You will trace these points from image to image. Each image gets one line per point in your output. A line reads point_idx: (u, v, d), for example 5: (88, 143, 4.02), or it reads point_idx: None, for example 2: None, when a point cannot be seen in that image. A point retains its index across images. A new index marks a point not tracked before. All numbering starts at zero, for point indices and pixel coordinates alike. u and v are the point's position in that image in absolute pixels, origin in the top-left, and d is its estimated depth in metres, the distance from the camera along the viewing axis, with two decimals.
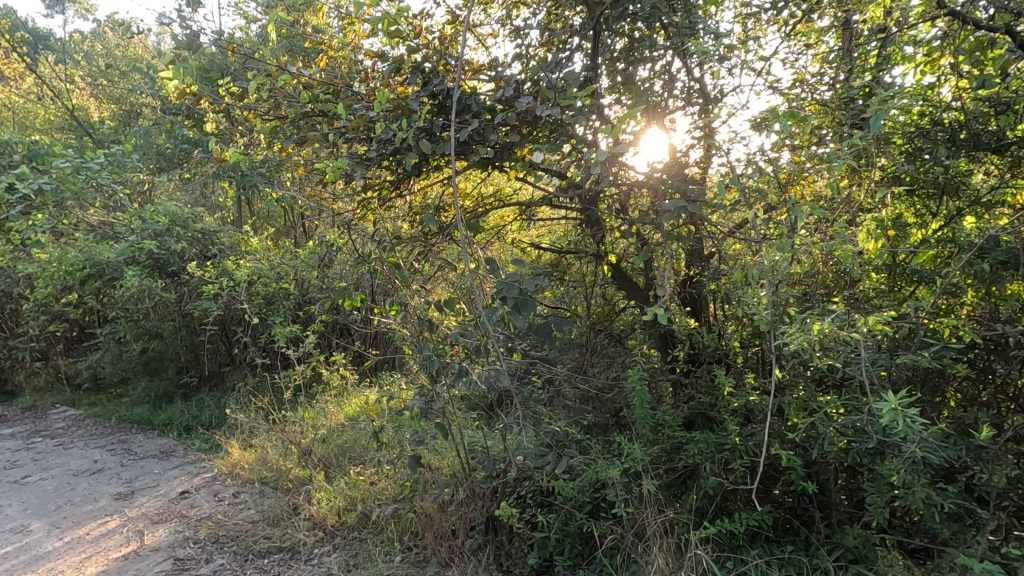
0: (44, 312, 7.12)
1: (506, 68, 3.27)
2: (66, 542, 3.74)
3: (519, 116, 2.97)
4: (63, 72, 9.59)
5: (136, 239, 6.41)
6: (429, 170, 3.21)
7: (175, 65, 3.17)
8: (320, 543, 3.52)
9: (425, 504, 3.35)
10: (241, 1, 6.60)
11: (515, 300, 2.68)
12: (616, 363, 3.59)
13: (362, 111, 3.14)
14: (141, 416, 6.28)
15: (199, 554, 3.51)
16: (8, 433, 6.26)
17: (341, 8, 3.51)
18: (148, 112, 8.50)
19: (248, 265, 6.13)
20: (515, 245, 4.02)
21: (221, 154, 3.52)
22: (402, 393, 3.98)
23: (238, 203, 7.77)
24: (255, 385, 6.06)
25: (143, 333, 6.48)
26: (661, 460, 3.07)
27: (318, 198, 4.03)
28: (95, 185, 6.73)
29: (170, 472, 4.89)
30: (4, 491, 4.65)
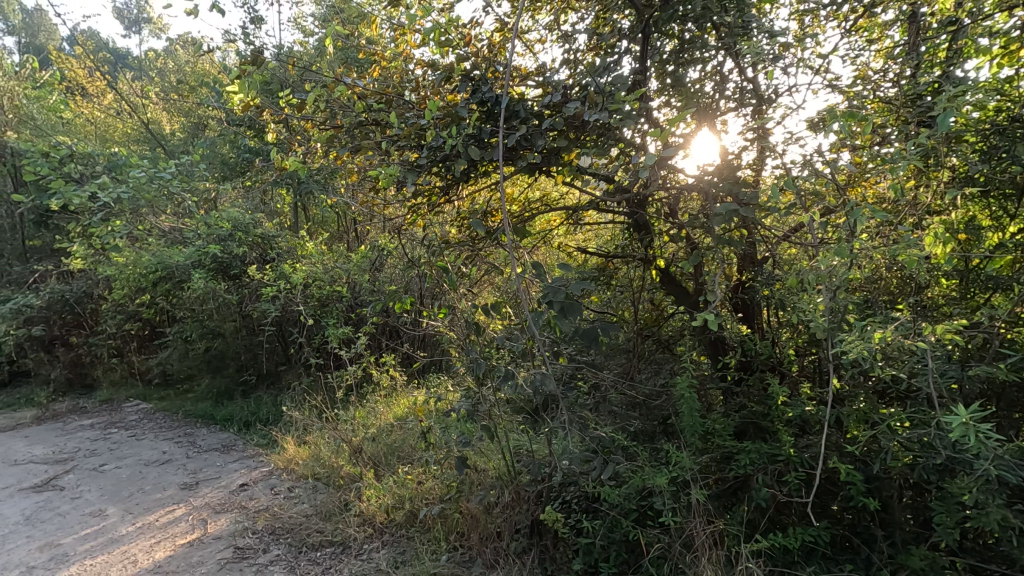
0: (120, 311, 7.65)
1: (553, 73, 3.29)
2: (138, 527, 3.99)
3: (567, 120, 2.98)
4: (139, 88, 10.27)
5: (203, 244, 6.80)
6: (477, 176, 3.26)
7: (241, 79, 3.36)
8: (370, 539, 3.62)
9: (471, 505, 3.39)
10: (300, 16, 6.91)
11: (561, 304, 2.67)
12: (664, 369, 3.53)
13: (413, 119, 3.24)
14: (205, 411, 6.63)
15: (257, 544, 3.67)
16: (88, 424, 6.75)
17: (393, 20, 3.62)
18: (214, 124, 9.01)
19: (304, 268, 6.39)
20: (561, 249, 4.02)
21: (283, 163, 3.76)
22: (449, 395, 4.04)
23: (295, 209, 8.10)
24: (309, 384, 6.30)
25: (207, 332, 6.86)
26: (710, 470, 2.99)
27: (370, 203, 4.16)
28: (166, 193, 7.18)
29: (231, 465, 5.14)
30: (84, 477, 5.02)
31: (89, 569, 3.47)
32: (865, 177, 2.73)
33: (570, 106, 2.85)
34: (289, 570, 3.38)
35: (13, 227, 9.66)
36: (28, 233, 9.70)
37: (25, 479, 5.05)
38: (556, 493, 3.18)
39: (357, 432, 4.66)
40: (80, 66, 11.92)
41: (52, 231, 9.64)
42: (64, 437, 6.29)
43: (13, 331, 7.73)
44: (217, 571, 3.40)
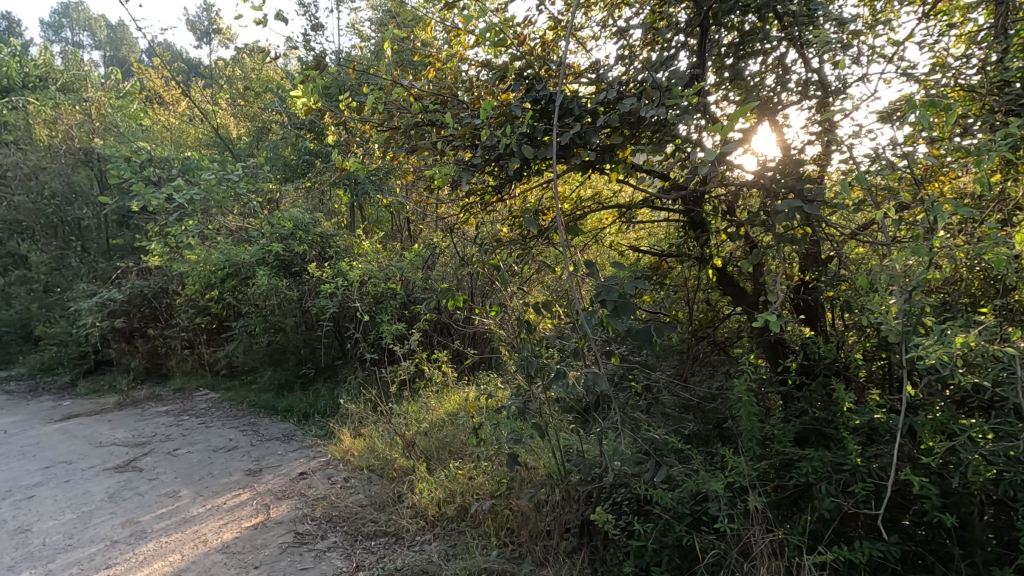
0: (192, 306, 8.13)
1: (607, 69, 3.26)
2: (208, 509, 4.24)
3: (622, 117, 2.94)
4: (210, 95, 10.86)
5: (267, 242, 7.14)
6: (530, 175, 3.26)
7: (304, 84, 3.51)
8: (422, 531, 3.70)
9: (521, 502, 3.40)
10: (357, 22, 7.14)
11: (615, 304, 2.64)
12: (719, 371, 3.43)
13: (467, 119, 3.28)
14: (267, 402, 6.96)
15: (316, 531, 3.83)
16: (163, 411, 7.22)
17: (447, 22, 3.68)
18: (277, 128, 9.44)
19: (361, 266, 6.61)
20: (612, 247, 3.98)
21: (342, 164, 3.90)
22: (500, 393, 4.08)
23: (352, 209, 8.36)
24: (365, 378, 6.50)
25: (269, 327, 7.18)
26: (769, 477, 2.89)
27: (425, 203, 4.25)
28: (234, 194, 7.58)
29: (292, 454, 5.38)
30: (160, 460, 5.38)
31: (165, 546, 3.71)
32: (943, 171, 2.57)
33: (626, 102, 2.81)
34: (345, 557, 3.51)
35: (99, 227, 10.43)
36: (112, 232, 10.45)
37: (109, 460, 5.46)
38: (606, 494, 3.15)
39: (409, 426, 4.78)
40: (157, 76, 12.73)
41: (133, 230, 10.36)
42: (142, 422, 6.75)
43: (99, 323, 8.36)
44: (280, 554, 3.56)
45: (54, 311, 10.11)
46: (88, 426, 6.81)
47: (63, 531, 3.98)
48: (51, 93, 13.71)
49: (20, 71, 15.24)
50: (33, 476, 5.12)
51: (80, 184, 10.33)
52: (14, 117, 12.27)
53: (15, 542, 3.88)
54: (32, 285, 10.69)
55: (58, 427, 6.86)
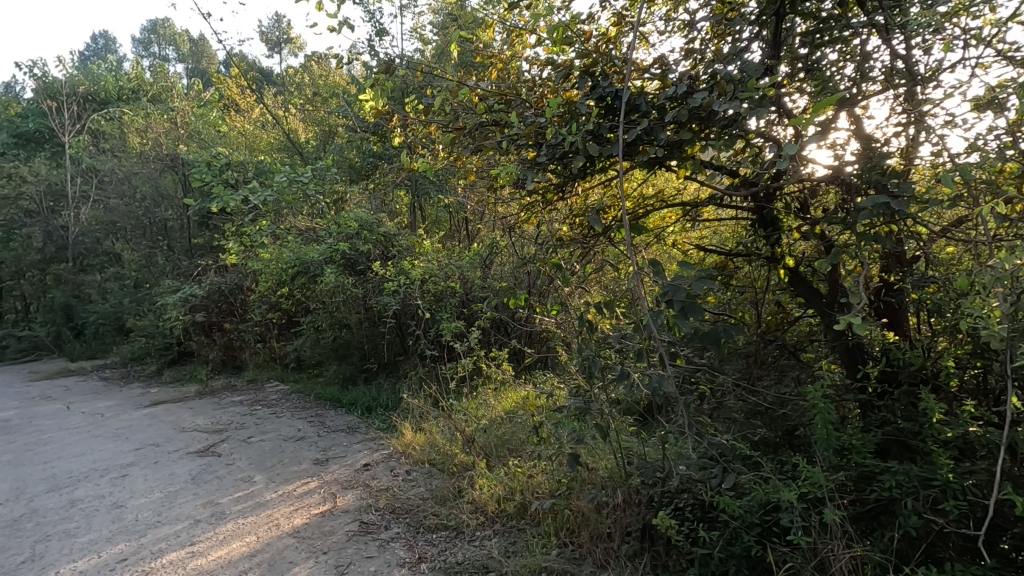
0: (265, 302, 8.60)
1: (673, 64, 3.19)
2: (279, 495, 4.47)
3: (691, 111, 2.86)
4: (282, 102, 11.47)
5: (334, 241, 7.46)
6: (594, 173, 3.23)
7: (374, 89, 3.65)
8: (482, 527, 3.75)
9: (581, 502, 3.38)
10: (420, 26, 7.35)
11: (682, 304, 2.57)
12: (789, 376, 3.27)
13: (532, 118, 3.29)
14: (333, 394, 7.24)
15: (379, 521, 3.95)
16: (238, 400, 7.66)
17: (509, 22, 3.72)
18: (342, 131, 9.83)
19: (422, 265, 6.79)
20: (675, 246, 3.88)
21: (410, 165, 4.02)
22: (558, 392, 4.07)
23: (413, 209, 8.58)
24: (425, 374, 6.66)
25: (335, 322, 7.44)
26: (846, 489, 2.72)
27: (486, 202, 4.31)
28: (304, 195, 7.98)
29: (356, 445, 5.58)
30: (236, 446, 5.71)
31: (242, 527, 3.94)
32: None
33: (696, 96, 2.73)
34: (408, 548, 3.60)
35: (182, 227, 11.22)
36: (193, 231, 11.21)
37: (191, 444, 5.85)
38: (668, 498, 3.07)
39: (469, 423, 4.86)
40: (234, 85, 13.54)
41: (212, 230, 11.06)
42: (220, 410, 7.19)
43: (182, 317, 8.97)
44: (347, 542, 3.70)
45: (143, 304, 10.93)
46: (172, 412, 7.33)
47: (153, 509, 4.30)
48: (142, 104, 14.89)
49: (117, 85, 16.64)
50: (126, 457, 5.57)
51: (166, 188, 11.17)
52: (112, 127, 13.42)
53: (112, 516, 4.22)
54: (124, 281, 11.64)
55: (146, 413, 7.41)
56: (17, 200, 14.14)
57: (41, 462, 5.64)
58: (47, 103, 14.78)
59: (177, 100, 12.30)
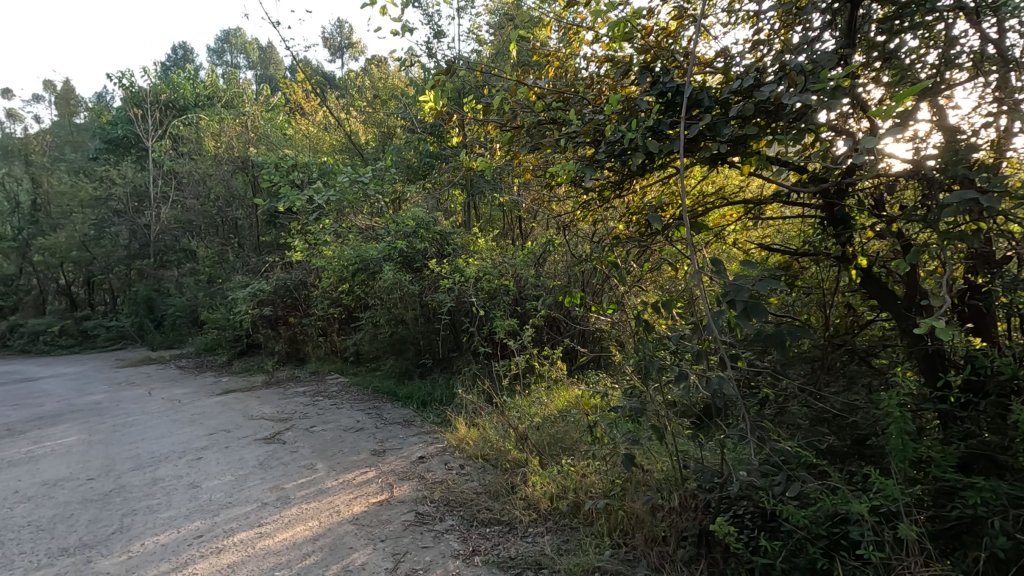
0: (327, 298, 8.96)
1: (737, 57, 3.10)
2: (340, 483, 4.65)
3: (757, 104, 2.77)
4: (344, 105, 11.91)
5: (392, 240, 7.68)
6: (653, 170, 3.18)
7: (435, 90, 3.75)
8: (535, 523, 3.76)
9: (635, 504, 3.31)
10: (477, 27, 7.46)
11: (745, 304, 2.48)
12: (859, 383, 3.07)
13: (590, 115, 3.27)
14: (390, 388, 7.45)
15: (434, 512, 4.04)
16: (301, 391, 8.03)
17: (566, 20, 3.73)
18: (401, 132, 10.11)
19: (477, 263, 6.88)
20: (736, 245, 3.76)
21: (468, 164, 4.09)
22: (613, 392, 4.02)
23: (467, 208, 8.71)
24: (478, 371, 6.76)
25: (392, 319, 7.71)
26: (923, 505, 2.56)
27: (541, 201, 4.32)
28: (364, 195, 8.27)
29: (412, 438, 5.73)
30: (299, 435, 5.98)
31: (305, 512, 4.13)
32: None
33: (763, 89, 2.65)
34: (462, 540, 3.66)
35: (252, 225, 11.86)
36: (262, 230, 11.82)
37: (259, 431, 6.18)
38: (727, 504, 2.97)
39: (522, 420, 4.88)
40: (300, 90, 14.17)
41: (279, 229, 11.61)
42: (285, 400, 7.55)
43: (251, 310, 9.51)
44: (403, 531, 3.81)
45: (216, 298, 11.63)
46: (242, 400, 7.77)
47: (225, 490, 4.58)
48: (217, 110, 15.85)
49: (194, 92, 17.77)
50: (201, 440, 5.95)
51: (237, 189, 11.83)
52: (190, 132, 14.34)
53: (189, 495, 4.52)
54: (200, 276, 12.42)
55: (218, 400, 7.89)
56: (107, 202, 15.39)
57: (127, 442, 6.12)
58: (134, 112, 15.97)
59: (248, 106, 13.01)
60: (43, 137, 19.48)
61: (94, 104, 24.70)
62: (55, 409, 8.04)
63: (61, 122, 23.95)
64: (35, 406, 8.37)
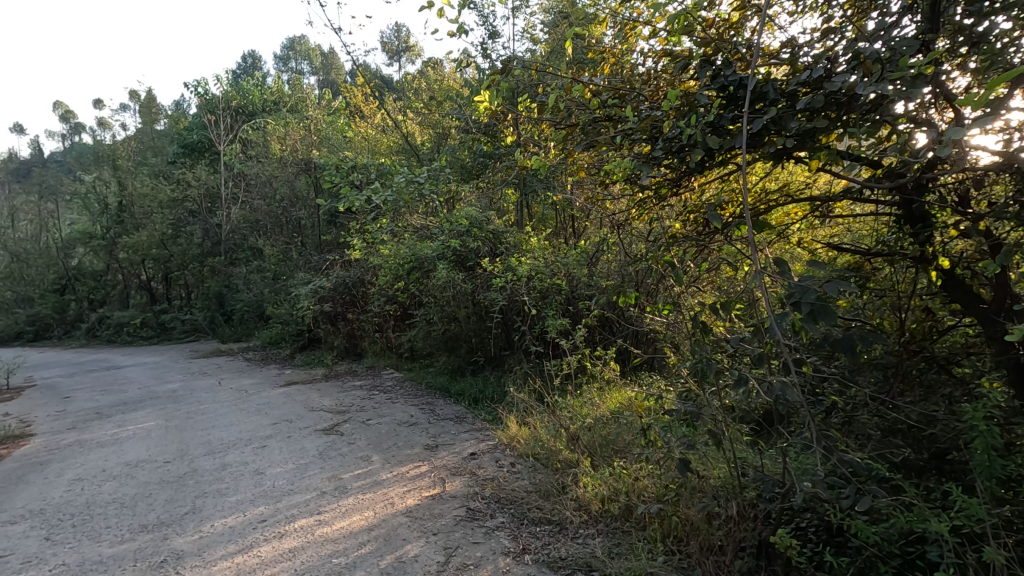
0: (383, 295, 9.22)
1: (804, 48, 2.97)
2: (394, 475, 4.77)
3: (827, 96, 2.65)
4: (401, 107, 12.22)
5: (446, 239, 7.83)
6: (712, 167, 3.08)
7: (491, 90, 3.79)
8: (585, 525, 3.73)
9: (690, 511, 3.22)
10: (531, 26, 7.48)
11: (811, 308, 2.38)
12: (938, 393, 2.85)
13: (648, 112, 3.20)
14: (442, 384, 7.58)
15: (485, 509, 4.08)
16: (358, 385, 8.30)
17: (622, 15, 3.67)
18: (455, 133, 10.28)
19: (529, 262, 6.90)
20: (801, 244, 3.60)
21: (522, 163, 4.10)
22: (666, 395, 3.91)
23: (520, 207, 8.72)
24: (531, 369, 6.77)
25: (445, 316, 7.82)
26: (1013, 527, 2.35)
27: (595, 199, 4.29)
28: (419, 195, 8.46)
29: (464, 434, 5.81)
30: (356, 427, 6.19)
31: (361, 503, 4.26)
32: None
33: (835, 79, 2.52)
34: (512, 538, 3.67)
35: (314, 225, 12.37)
36: (323, 229, 12.31)
37: (319, 422, 6.44)
38: (789, 516, 2.86)
39: (574, 420, 4.85)
40: (360, 94, 14.67)
41: (339, 228, 12.03)
42: (343, 392, 7.84)
43: (312, 306, 9.94)
44: (454, 526, 3.87)
45: (280, 294, 12.22)
46: (303, 392, 8.11)
47: (287, 478, 4.79)
48: (283, 115, 16.63)
49: (262, 98, 18.68)
50: (266, 429, 6.26)
51: (301, 190, 12.38)
52: (258, 137, 15.09)
53: (254, 481, 4.76)
54: (267, 273, 13.08)
55: (282, 391, 8.28)
56: (183, 203, 16.42)
57: (199, 429, 6.51)
58: (208, 118, 16.98)
59: (312, 110, 13.59)
60: (128, 142, 21.01)
61: (173, 111, 26.50)
62: (137, 395, 8.68)
63: (145, 128, 25.70)
64: (120, 392, 9.06)
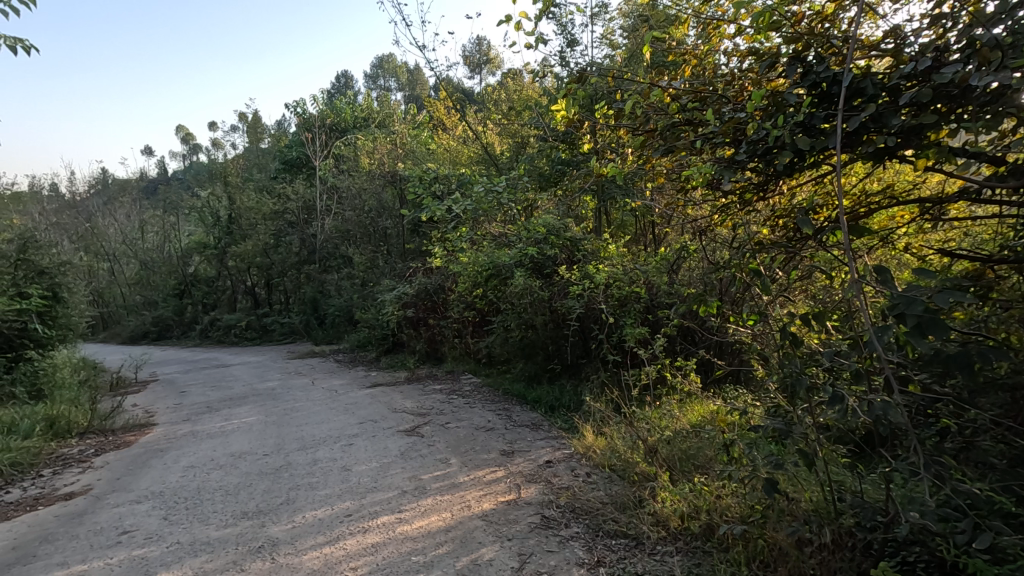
0: (463, 302, 9.46)
1: (910, 36, 2.70)
2: (471, 479, 4.87)
3: (935, 88, 2.42)
4: (482, 118, 12.55)
5: (524, 246, 7.92)
6: (803, 169, 2.91)
7: (569, 99, 3.81)
8: (664, 541, 3.61)
9: (778, 534, 2.99)
10: (610, 32, 7.45)
11: (918, 321, 2.19)
12: None
13: (731, 114, 3.09)
14: (519, 391, 7.63)
15: (560, 518, 4.06)
16: (438, 388, 8.56)
17: (705, 14, 3.53)
18: (534, 141, 10.40)
19: (607, 269, 6.81)
20: (908, 250, 3.30)
21: (599, 169, 4.06)
22: (753, 409, 3.71)
23: (599, 214, 8.65)
24: (608, 378, 6.69)
25: (522, 323, 7.81)
26: None
27: (675, 205, 4.18)
28: (498, 204, 8.64)
29: (540, 441, 5.82)
30: (436, 430, 6.38)
31: (439, 504, 4.38)
32: None
33: (945, 71, 2.30)
34: (587, 549, 3.62)
35: (399, 234, 12.97)
36: (407, 238, 12.86)
37: (401, 423, 6.71)
38: (893, 548, 2.62)
39: (652, 432, 4.72)
40: (443, 107, 15.21)
41: (421, 237, 12.51)
42: (424, 396, 8.11)
43: (396, 311, 10.41)
44: (529, 532, 3.88)
45: (368, 300, 12.90)
46: (387, 394, 8.50)
47: (372, 475, 5.04)
48: (372, 130, 17.62)
49: (353, 116, 19.90)
50: (353, 428, 6.61)
51: (388, 201, 13.07)
52: (349, 152, 16.05)
53: (342, 476, 5.04)
54: (356, 280, 13.88)
55: (368, 392, 8.72)
56: (283, 215, 17.81)
57: (294, 424, 7.00)
58: (306, 135, 18.32)
59: (398, 125, 14.33)
60: (238, 160, 23.12)
61: (275, 131, 28.94)
62: (241, 391, 9.49)
63: (251, 147, 28.14)
64: (227, 388, 9.93)
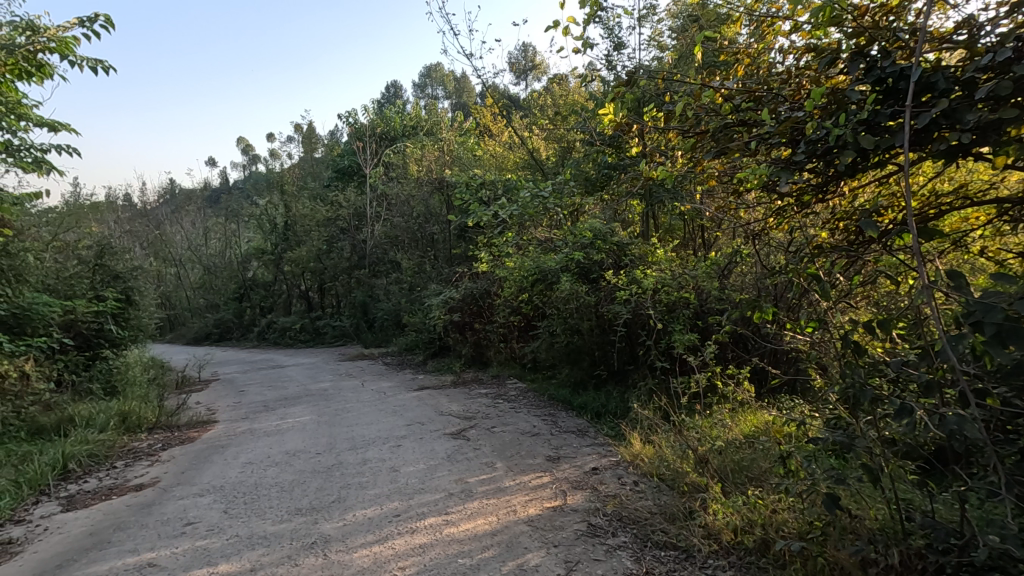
0: (508, 307, 9.50)
1: (987, 26, 2.53)
2: (517, 484, 4.87)
3: (1015, 82, 2.25)
4: (527, 123, 12.61)
5: (570, 251, 7.88)
6: (867, 169, 2.78)
7: (617, 102, 3.78)
8: (715, 555, 3.50)
9: (839, 553, 2.85)
10: (658, 33, 7.34)
11: (997, 330, 2.07)
12: None
13: (787, 113, 2.98)
14: (564, 397, 7.59)
15: (607, 526, 4.00)
16: (484, 392, 8.62)
17: (759, 12, 3.44)
18: (579, 146, 10.38)
19: (654, 274, 6.69)
20: (984, 254, 3.08)
21: (647, 172, 4.00)
22: (812, 420, 3.55)
23: (646, 218, 8.52)
24: (656, 385, 6.56)
25: (568, 328, 7.75)
26: None
27: (726, 207, 4.07)
28: (543, 209, 8.63)
29: (586, 447, 5.76)
30: (482, 433, 6.42)
31: (485, 507, 4.40)
32: None
33: None
34: (635, 559, 3.55)
35: (446, 239, 13.17)
36: (454, 243, 13.04)
37: (447, 426, 6.78)
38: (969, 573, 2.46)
39: (702, 442, 4.59)
40: (489, 114, 15.36)
41: (467, 242, 12.66)
42: (470, 399, 8.18)
43: (443, 316, 10.57)
44: (576, 539, 3.84)
45: (415, 304, 13.15)
46: (433, 397, 8.62)
47: (419, 477, 5.12)
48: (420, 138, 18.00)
49: (402, 124, 20.39)
50: (401, 430, 6.74)
51: (435, 207, 13.33)
52: (398, 160, 16.44)
53: (390, 477, 5.15)
54: (404, 284, 14.16)
55: (416, 395, 8.88)
56: (335, 221, 18.43)
57: (346, 425, 7.20)
58: (358, 144, 18.91)
59: (446, 133, 14.59)
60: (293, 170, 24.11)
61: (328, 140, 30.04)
62: (295, 392, 9.85)
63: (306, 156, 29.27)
64: (282, 388, 10.33)
